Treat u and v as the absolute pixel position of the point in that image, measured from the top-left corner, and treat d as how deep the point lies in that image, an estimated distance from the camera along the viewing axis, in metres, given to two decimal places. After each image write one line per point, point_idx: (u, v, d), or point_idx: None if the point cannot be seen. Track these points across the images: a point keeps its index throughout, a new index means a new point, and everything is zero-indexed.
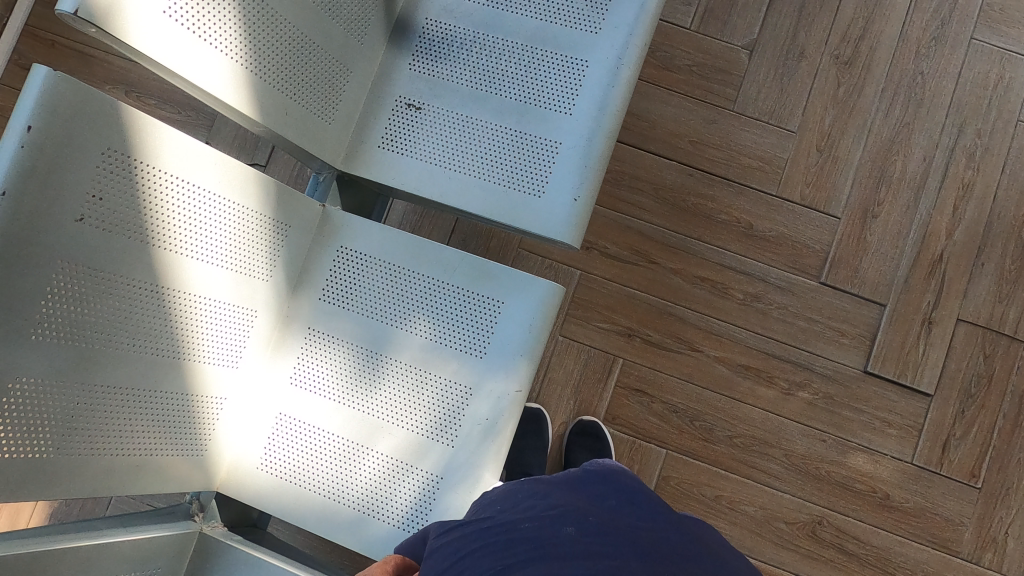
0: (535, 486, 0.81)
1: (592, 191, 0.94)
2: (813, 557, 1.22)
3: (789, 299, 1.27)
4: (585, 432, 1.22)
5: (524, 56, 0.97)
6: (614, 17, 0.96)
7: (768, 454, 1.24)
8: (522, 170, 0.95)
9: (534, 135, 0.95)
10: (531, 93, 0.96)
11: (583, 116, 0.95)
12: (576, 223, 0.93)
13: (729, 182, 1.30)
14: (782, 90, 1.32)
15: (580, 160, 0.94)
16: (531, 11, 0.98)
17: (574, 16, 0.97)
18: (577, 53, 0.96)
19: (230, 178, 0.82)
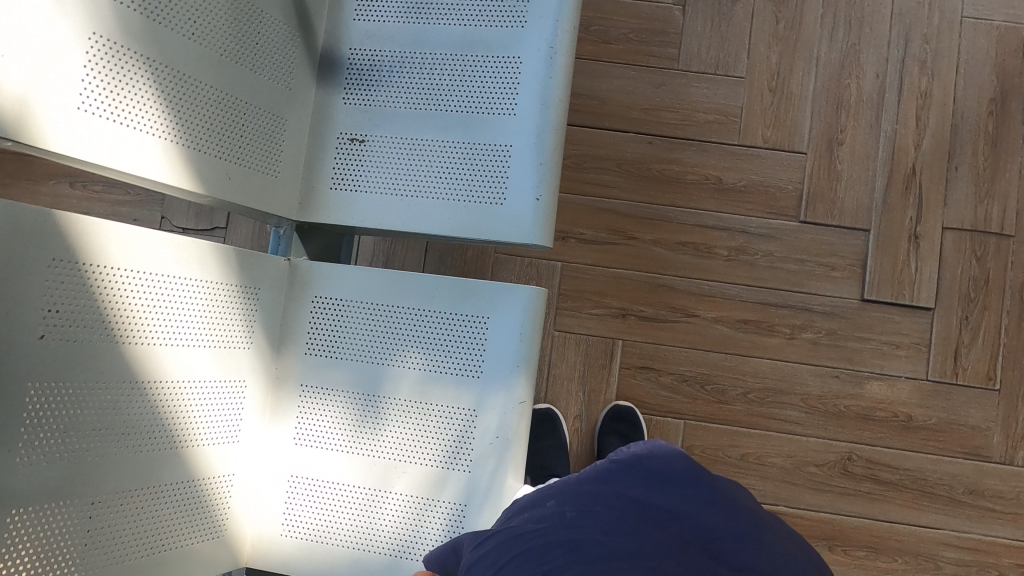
0: (563, 487, 0.79)
1: (553, 186, 0.93)
2: (851, 493, 1.21)
3: (773, 244, 1.26)
4: (620, 416, 1.21)
5: (456, 65, 0.95)
6: (537, 7, 0.94)
7: (785, 402, 1.23)
8: (479, 181, 0.93)
9: (484, 142, 0.93)
10: (472, 102, 0.94)
11: (527, 113, 0.93)
12: (544, 222, 0.92)
13: (690, 141, 1.28)
14: (723, 38, 1.30)
15: (535, 158, 0.92)
16: (454, 18, 0.95)
17: (497, 14, 0.95)
18: (508, 50, 0.94)
19: (187, 256, 0.80)
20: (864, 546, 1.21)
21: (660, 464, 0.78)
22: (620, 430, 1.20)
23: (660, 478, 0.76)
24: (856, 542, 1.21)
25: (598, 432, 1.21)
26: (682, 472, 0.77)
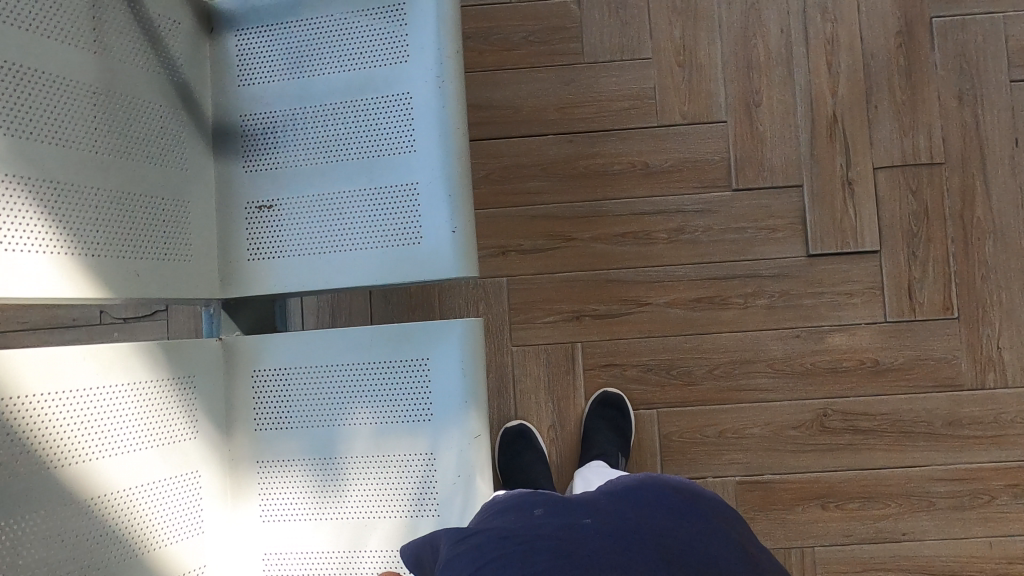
0: (552, 500, 0.80)
1: (469, 215, 0.92)
2: (834, 448, 1.22)
3: (712, 218, 1.25)
4: (613, 403, 1.22)
5: (348, 113, 0.93)
6: (416, 39, 0.93)
7: (752, 371, 1.23)
8: (394, 224, 0.92)
9: (391, 185, 0.92)
10: (372, 146, 0.93)
11: (428, 146, 0.92)
12: (466, 254, 0.91)
13: (611, 131, 1.27)
14: (623, 21, 1.28)
15: (445, 191, 0.91)
16: (338, 66, 0.94)
17: (378, 53, 0.93)
18: (396, 88, 0.93)
19: (110, 362, 0.79)
20: (856, 497, 1.21)
21: (658, 489, 0.80)
22: (608, 416, 1.20)
23: (659, 504, 0.77)
24: (848, 494, 1.21)
25: (586, 418, 1.21)
26: (678, 499, 0.78)
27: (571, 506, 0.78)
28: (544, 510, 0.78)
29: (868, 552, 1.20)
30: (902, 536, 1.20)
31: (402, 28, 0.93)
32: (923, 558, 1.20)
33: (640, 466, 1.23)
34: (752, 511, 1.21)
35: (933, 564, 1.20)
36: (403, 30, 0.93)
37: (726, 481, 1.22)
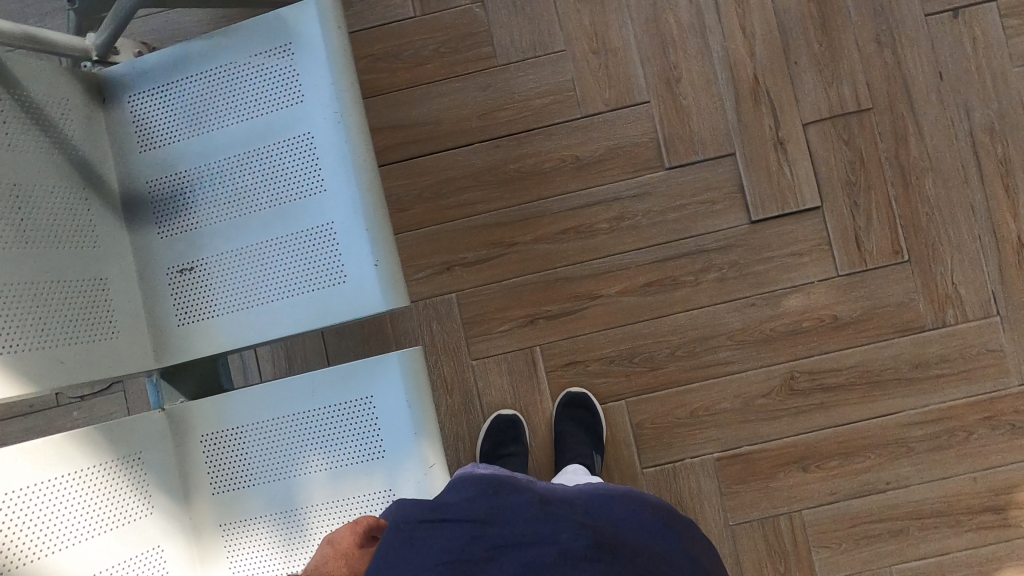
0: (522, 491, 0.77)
1: (390, 246, 0.90)
2: (807, 409, 1.21)
3: (650, 200, 1.24)
4: (580, 403, 1.21)
5: (252, 162, 0.92)
6: (307, 76, 0.91)
7: (714, 346, 1.23)
8: (316, 266, 0.90)
9: (308, 227, 0.91)
10: (282, 191, 0.91)
11: (336, 183, 0.90)
12: (393, 285, 0.90)
13: (535, 129, 1.26)
14: (530, 18, 1.27)
15: (362, 226, 0.90)
16: (236, 116, 0.93)
17: (273, 98, 0.92)
18: (296, 130, 0.91)
19: (47, 456, 0.78)
20: (836, 454, 1.21)
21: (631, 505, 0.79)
22: (576, 417, 1.20)
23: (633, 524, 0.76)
24: (827, 453, 1.21)
25: (555, 422, 1.21)
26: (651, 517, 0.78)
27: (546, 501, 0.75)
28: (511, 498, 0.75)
29: (856, 506, 1.20)
30: (887, 486, 1.20)
31: (292, 68, 0.91)
32: (909, 503, 1.20)
33: (617, 459, 1.22)
34: (735, 486, 1.21)
35: (921, 508, 1.20)
36: (294, 70, 0.91)
37: (705, 459, 1.21)
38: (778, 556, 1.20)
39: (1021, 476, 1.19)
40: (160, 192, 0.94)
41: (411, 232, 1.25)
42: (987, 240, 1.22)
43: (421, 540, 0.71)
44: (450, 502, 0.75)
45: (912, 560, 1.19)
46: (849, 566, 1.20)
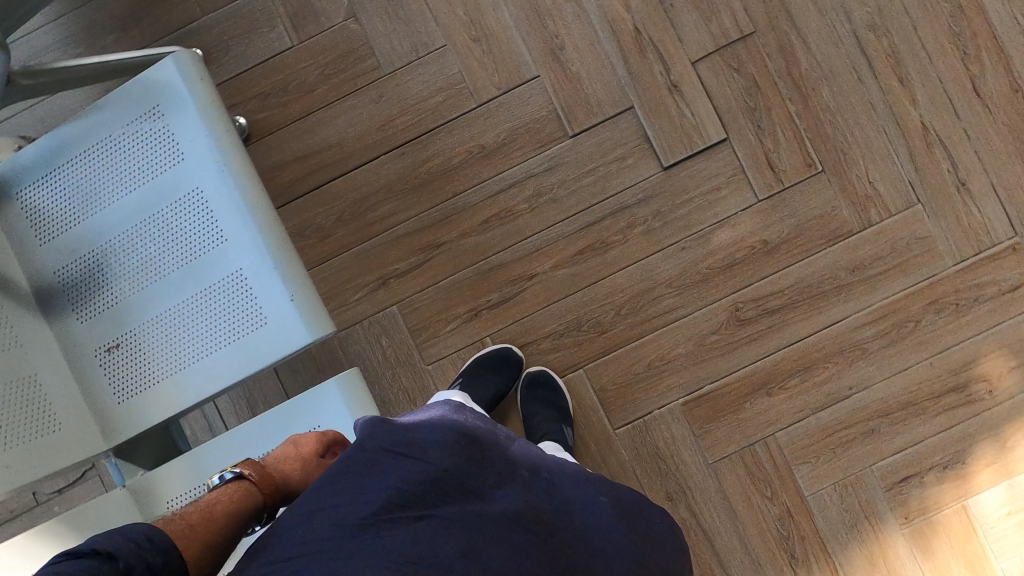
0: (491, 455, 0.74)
1: (303, 280, 0.91)
2: (758, 336, 1.23)
3: (562, 171, 1.26)
4: (544, 378, 1.23)
5: (151, 228, 0.93)
6: (183, 133, 0.92)
7: (655, 297, 1.24)
8: (235, 315, 0.91)
9: (219, 279, 0.91)
10: (186, 250, 0.92)
11: (235, 230, 0.91)
12: (315, 316, 0.90)
13: (436, 128, 1.27)
14: (406, 21, 1.27)
15: (270, 266, 0.90)
16: (126, 187, 0.93)
17: (155, 161, 0.92)
18: (184, 187, 0.92)
19: (8, 558, 0.82)
20: (796, 373, 1.23)
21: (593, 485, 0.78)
22: (541, 394, 1.22)
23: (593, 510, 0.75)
24: (787, 374, 1.23)
25: (524, 402, 1.23)
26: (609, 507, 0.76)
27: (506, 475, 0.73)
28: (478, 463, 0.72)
29: (825, 418, 1.23)
30: (850, 391, 1.23)
31: (167, 129, 0.92)
32: (875, 402, 1.23)
33: (589, 426, 1.24)
34: (706, 425, 1.23)
35: (887, 404, 1.22)
36: (170, 131, 0.92)
37: (672, 407, 1.24)
38: (762, 483, 1.22)
39: (975, 351, 1.22)
40: (70, 279, 0.94)
41: (340, 255, 1.26)
42: (893, 133, 1.24)
43: (379, 466, 0.68)
44: (421, 436, 0.71)
45: (890, 456, 1.22)
46: (832, 475, 1.22)
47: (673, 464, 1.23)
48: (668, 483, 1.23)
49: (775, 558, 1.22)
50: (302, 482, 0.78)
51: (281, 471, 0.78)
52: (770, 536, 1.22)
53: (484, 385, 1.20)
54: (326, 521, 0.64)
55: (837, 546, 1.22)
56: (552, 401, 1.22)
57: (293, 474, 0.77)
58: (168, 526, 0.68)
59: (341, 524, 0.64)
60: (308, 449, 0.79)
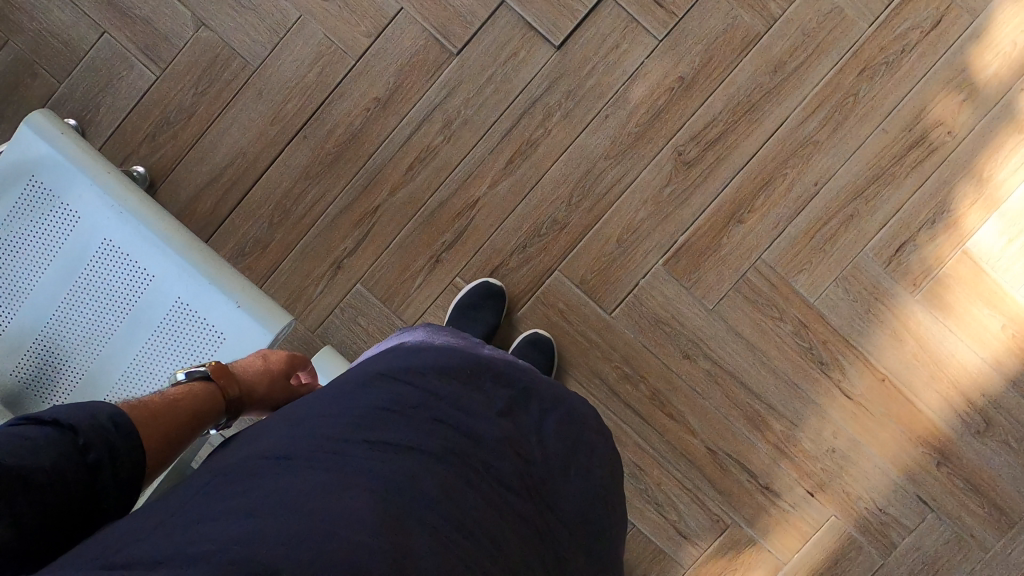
0: (494, 384, 0.73)
1: (247, 285, 0.92)
2: (709, 171, 1.22)
3: (462, 91, 1.23)
4: (530, 343, 1.21)
5: (78, 296, 0.90)
6: (71, 196, 0.91)
7: (598, 174, 1.22)
8: (195, 340, 0.90)
9: (165, 315, 0.90)
10: (120, 301, 0.90)
11: (161, 262, 0.90)
12: (270, 312, 0.91)
13: (326, 100, 1.24)
14: (254, 8, 1.23)
15: (209, 283, 0.90)
16: (35, 271, 0.90)
17: (54, 233, 0.90)
18: (94, 244, 0.90)
19: None
20: (759, 191, 1.21)
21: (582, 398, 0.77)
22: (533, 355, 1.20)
23: (580, 429, 0.74)
24: (751, 196, 1.21)
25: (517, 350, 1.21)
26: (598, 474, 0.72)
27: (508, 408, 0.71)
28: (480, 391, 0.71)
29: (803, 222, 1.21)
30: (817, 187, 1.21)
31: (52, 200, 0.91)
32: (844, 187, 1.21)
33: (584, 322, 1.23)
34: (693, 275, 1.22)
35: (857, 185, 1.21)
36: (57, 197, 0.91)
37: (655, 271, 1.23)
38: (767, 307, 1.22)
39: (921, 101, 1.19)
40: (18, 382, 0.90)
41: (287, 257, 1.24)
42: None
43: (374, 387, 0.69)
44: (424, 364, 0.72)
45: (877, 233, 1.21)
46: (830, 272, 1.21)
47: (677, 325, 1.23)
48: (679, 343, 1.23)
49: (806, 371, 1.22)
50: (269, 393, 0.87)
51: (251, 379, 0.86)
52: (792, 353, 1.22)
53: (477, 327, 1.19)
54: (312, 424, 0.65)
55: (859, 336, 1.22)
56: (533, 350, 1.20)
57: (259, 385, 0.86)
58: (134, 410, 0.71)
59: (325, 426, 0.64)
60: (277, 364, 0.89)
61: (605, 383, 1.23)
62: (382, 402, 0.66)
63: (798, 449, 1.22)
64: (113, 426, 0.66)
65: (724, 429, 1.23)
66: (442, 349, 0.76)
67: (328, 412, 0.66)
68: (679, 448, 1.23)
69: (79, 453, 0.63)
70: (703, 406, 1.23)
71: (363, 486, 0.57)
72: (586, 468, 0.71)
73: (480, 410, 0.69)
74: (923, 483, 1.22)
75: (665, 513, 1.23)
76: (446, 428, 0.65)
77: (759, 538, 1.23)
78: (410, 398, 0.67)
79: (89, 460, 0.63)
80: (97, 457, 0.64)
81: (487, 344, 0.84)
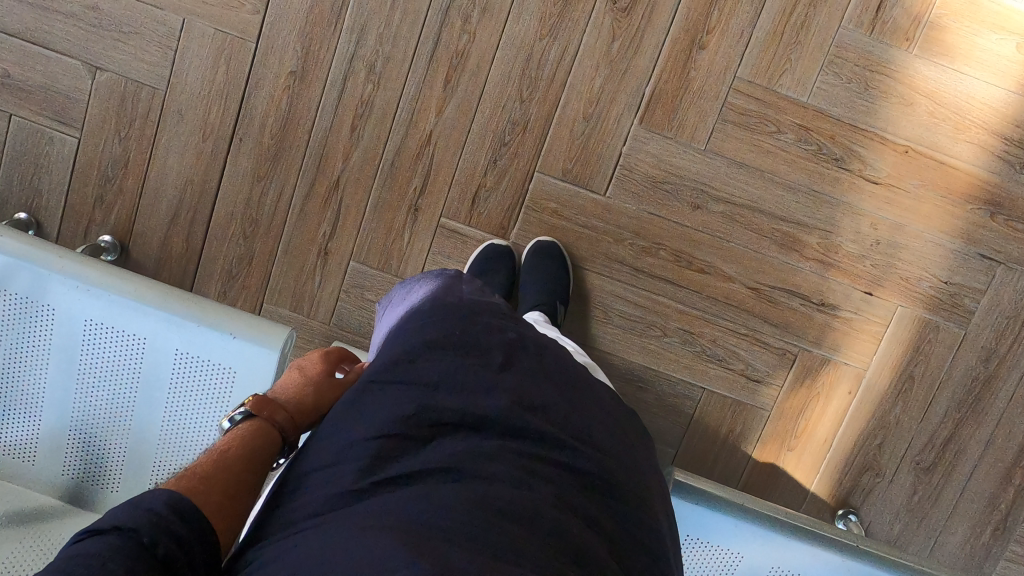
0: (487, 339, 0.69)
1: (238, 315, 0.89)
2: (651, 8, 1.11)
3: (372, 30, 1.14)
4: (539, 253, 1.16)
5: (88, 379, 0.90)
6: (34, 287, 0.87)
7: (540, 58, 1.14)
8: (212, 382, 0.88)
9: (171, 370, 0.88)
10: (127, 371, 0.89)
11: (143, 322, 0.87)
12: (269, 332, 0.88)
13: (244, 95, 1.17)
14: (137, 31, 1.16)
15: (201, 327, 0.87)
16: (41, 368, 0.90)
17: (39, 327, 0.89)
18: (77, 325, 0.88)
19: None
20: (710, 8, 1.11)
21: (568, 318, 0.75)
22: (544, 263, 1.15)
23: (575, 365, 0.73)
24: (704, 16, 1.11)
25: (526, 265, 1.17)
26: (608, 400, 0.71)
27: (506, 363, 0.67)
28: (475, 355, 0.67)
29: (768, 21, 1.10)
30: None
31: (19, 297, 0.88)
32: None
33: (582, 212, 1.17)
34: (673, 123, 1.14)
35: None
36: (24, 296, 0.88)
37: (633, 134, 1.15)
38: (761, 124, 1.13)
39: None
40: (78, 469, 0.93)
41: (275, 263, 1.21)
42: None
43: (367, 401, 0.64)
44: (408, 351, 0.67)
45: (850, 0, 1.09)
46: (814, 62, 1.11)
47: (675, 179, 1.15)
48: (684, 197, 1.16)
49: (824, 175, 1.14)
50: (319, 401, 0.74)
51: (293, 397, 0.73)
52: (803, 161, 1.14)
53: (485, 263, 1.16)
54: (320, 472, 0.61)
55: (866, 117, 1.12)
56: (541, 257, 1.16)
57: (307, 396, 0.73)
58: (183, 481, 0.60)
59: (333, 471, 0.60)
60: (315, 370, 0.76)
61: (625, 265, 1.18)
62: (381, 419, 0.62)
63: (841, 255, 1.16)
64: (173, 512, 0.55)
65: (760, 263, 1.17)
66: (424, 317, 0.71)
67: (331, 445, 0.63)
68: (722, 298, 1.18)
69: (147, 552, 0.52)
70: (730, 249, 1.17)
71: (385, 520, 0.54)
72: (599, 407, 0.70)
73: (479, 383, 0.65)
74: (981, 239, 1.14)
75: (731, 365, 1.20)
76: (449, 432, 0.63)
77: (833, 354, 1.19)
78: (405, 393, 0.64)
79: (161, 556, 0.52)
80: (168, 550, 0.53)
81: (470, 282, 0.80)
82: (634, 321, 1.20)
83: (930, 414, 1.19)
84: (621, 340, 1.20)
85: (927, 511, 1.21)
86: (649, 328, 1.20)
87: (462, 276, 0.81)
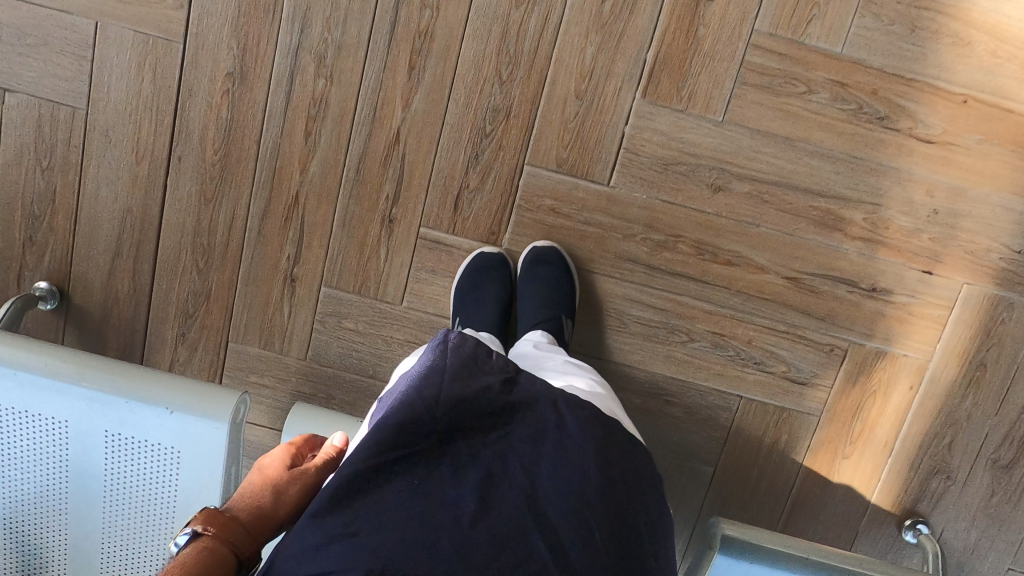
0: (453, 491, 0.58)
1: (179, 382, 0.73)
2: None
3: (317, 15, 0.96)
4: (537, 263, 1.00)
5: (13, 468, 0.76)
6: None
7: (519, 29, 0.95)
8: (156, 464, 0.74)
9: (108, 453, 0.74)
10: (57, 458, 0.75)
11: (67, 401, 0.72)
12: (215, 402, 0.72)
13: (178, 106, 1.00)
14: (43, 41, 0.98)
15: (133, 404, 0.71)
16: None
17: None
18: None
19: None
20: None
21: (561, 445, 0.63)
22: (542, 274, 0.99)
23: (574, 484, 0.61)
24: None
25: (523, 276, 1.01)
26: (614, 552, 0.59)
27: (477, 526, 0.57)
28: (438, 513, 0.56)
29: None
30: None
31: None
32: None
33: (583, 208, 1.00)
34: (683, 92, 0.96)
35: None
36: None
37: (636, 111, 0.97)
38: (788, 85, 0.95)
39: None
40: (18, 565, 0.81)
41: (236, 296, 1.05)
42: None
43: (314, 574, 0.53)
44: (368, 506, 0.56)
45: None
46: (848, 4, 0.92)
47: (690, 158, 0.98)
48: (701, 179, 0.98)
49: (866, 138, 0.96)
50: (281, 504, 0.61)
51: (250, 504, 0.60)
52: (841, 124, 0.96)
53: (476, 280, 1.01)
54: None
55: (913, 65, 0.94)
56: (540, 266, 0.99)
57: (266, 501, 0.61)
58: None
59: None
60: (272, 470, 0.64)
61: (639, 264, 1.01)
62: None
63: (893, 230, 0.99)
64: None
65: (796, 248, 1.00)
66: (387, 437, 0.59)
67: None
68: (754, 292, 1.01)
69: None
70: (760, 235, 1.00)
71: None
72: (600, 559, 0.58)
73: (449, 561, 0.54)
74: None
75: (770, 368, 1.04)
76: None
77: (888, 346, 1.02)
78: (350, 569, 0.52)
79: None
80: None
81: (461, 362, 0.66)
82: (654, 328, 1.03)
83: (1007, 405, 1.02)
84: (640, 350, 1.04)
85: (1008, 514, 1.05)
86: (671, 334, 1.03)
87: (454, 350, 0.67)
